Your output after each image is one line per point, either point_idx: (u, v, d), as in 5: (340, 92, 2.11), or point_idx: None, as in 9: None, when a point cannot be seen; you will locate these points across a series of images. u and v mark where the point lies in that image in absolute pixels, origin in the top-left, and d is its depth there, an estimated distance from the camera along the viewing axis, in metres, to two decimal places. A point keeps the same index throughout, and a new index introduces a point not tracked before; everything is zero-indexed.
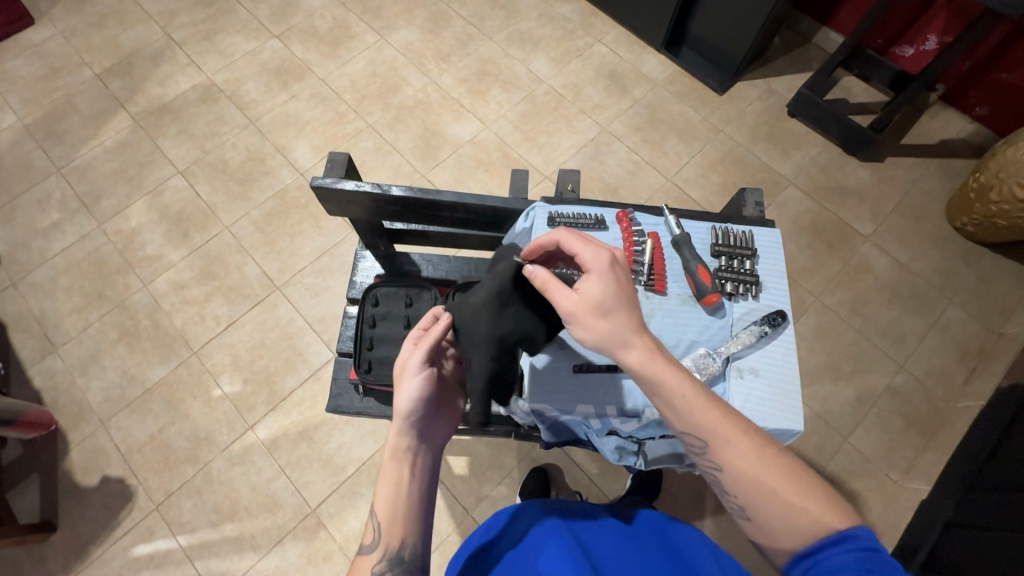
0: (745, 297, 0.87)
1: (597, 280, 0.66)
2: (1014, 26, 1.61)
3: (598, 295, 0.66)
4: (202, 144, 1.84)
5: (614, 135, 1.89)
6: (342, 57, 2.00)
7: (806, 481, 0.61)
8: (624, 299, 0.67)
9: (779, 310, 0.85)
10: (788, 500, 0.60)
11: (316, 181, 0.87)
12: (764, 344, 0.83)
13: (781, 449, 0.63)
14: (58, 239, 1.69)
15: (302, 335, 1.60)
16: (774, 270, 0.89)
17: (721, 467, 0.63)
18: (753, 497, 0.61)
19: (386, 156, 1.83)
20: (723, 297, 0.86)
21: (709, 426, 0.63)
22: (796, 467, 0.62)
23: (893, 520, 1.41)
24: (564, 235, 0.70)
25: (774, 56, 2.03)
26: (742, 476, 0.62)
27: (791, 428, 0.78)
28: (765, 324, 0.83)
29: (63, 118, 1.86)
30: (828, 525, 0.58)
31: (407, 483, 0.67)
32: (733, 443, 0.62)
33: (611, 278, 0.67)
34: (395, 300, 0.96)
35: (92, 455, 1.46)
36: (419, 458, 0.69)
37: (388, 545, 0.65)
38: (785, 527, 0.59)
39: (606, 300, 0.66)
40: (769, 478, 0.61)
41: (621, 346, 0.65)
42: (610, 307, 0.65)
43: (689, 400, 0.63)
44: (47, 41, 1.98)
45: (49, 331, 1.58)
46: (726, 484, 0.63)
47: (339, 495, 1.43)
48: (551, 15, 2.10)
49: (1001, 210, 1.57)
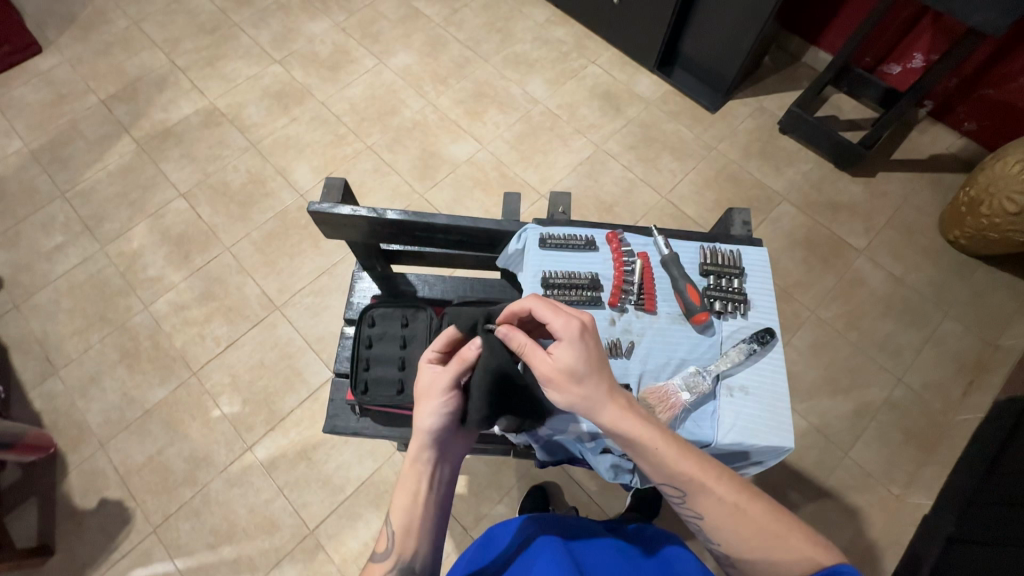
0: (734, 315, 0.88)
1: (567, 348, 0.65)
2: (998, 43, 1.64)
3: (569, 366, 0.65)
4: (204, 167, 1.87)
5: (609, 153, 1.92)
6: (341, 81, 2.04)
7: (787, 524, 0.63)
8: (597, 363, 0.66)
9: (768, 328, 0.85)
10: (769, 537, 0.62)
11: (314, 206, 0.89)
12: (754, 362, 0.84)
13: (757, 492, 0.66)
14: (61, 262, 1.71)
15: (301, 354, 1.61)
16: (762, 288, 0.91)
17: (701, 516, 0.65)
18: (733, 542, 0.64)
19: (385, 177, 1.86)
20: (712, 315, 0.87)
21: (686, 477, 0.65)
22: (770, 505, 0.65)
23: (896, 536, 1.40)
24: (534, 304, 0.68)
25: (764, 75, 2.07)
26: (721, 523, 0.64)
27: (781, 445, 0.78)
28: (754, 342, 0.83)
29: (68, 143, 1.89)
30: (811, 559, 0.60)
31: (421, 496, 0.69)
32: (710, 492, 0.65)
33: (582, 346, 0.65)
34: (391, 321, 0.96)
35: (91, 477, 1.45)
36: (439, 475, 0.71)
37: (399, 554, 0.67)
38: (770, 568, 0.61)
39: (577, 368, 0.65)
40: (745, 525, 0.63)
41: (596, 409, 0.65)
42: (583, 374, 0.65)
43: (665, 453, 0.65)
44: (54, 69, 2.03)
45: (50, 353, 1.59)
46: (707, 531, 0.66)
47: (338, 516, 1.42)
48: (545, 38, 2.15)
49: (993, 223, 1.59)
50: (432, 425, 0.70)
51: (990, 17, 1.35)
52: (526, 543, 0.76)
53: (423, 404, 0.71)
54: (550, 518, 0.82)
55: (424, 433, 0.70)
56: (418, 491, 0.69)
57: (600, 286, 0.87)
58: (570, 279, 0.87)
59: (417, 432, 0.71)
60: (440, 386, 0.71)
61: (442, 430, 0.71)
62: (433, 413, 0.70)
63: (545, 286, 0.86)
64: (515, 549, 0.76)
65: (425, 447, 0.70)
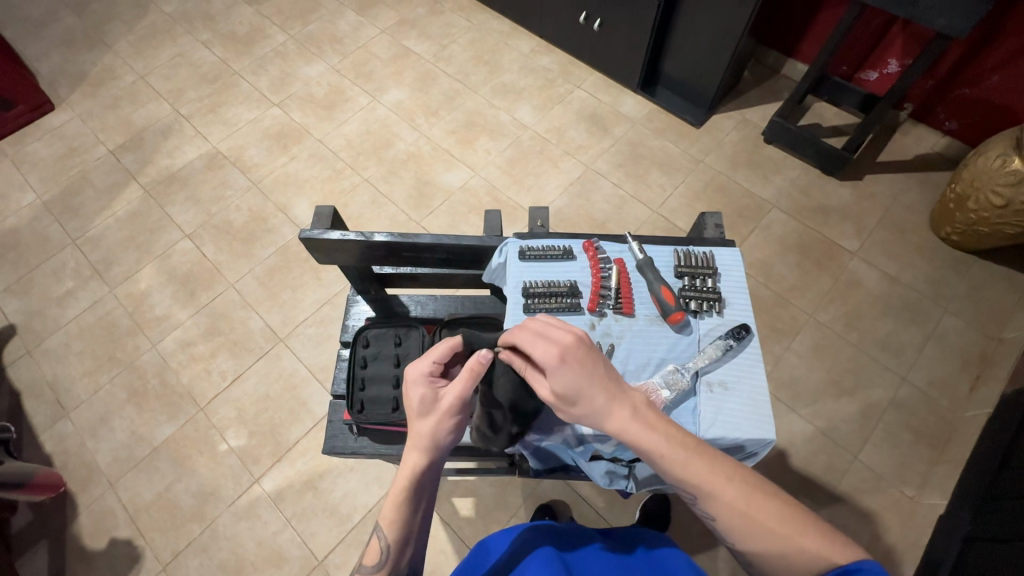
0: (710, 313, 0.90)
1: (557, 375, 0.66)
2: (968, 44, 1.69)
3: (561, 390, 0.67)
4: (208, 208, 1.94)
5: (598, 172, 1.97)
6: (337, 119, 2.13)
7: (801, 524, 0.63)
8: (586, 381, 0.67)
9: (743, 324, 0.88)
10: (779, 538, 0.63)
11: (305, 233, 0.93)
12: (731, 358, 0.85)
13: (769, 491, 0.66)
14: (71, 306, 1.77)
15: (305, 385, 1.63)
16: (736, 287, 0.93)
17: (715, 517, 0.66)
18: (750, 540, 0.64)
19: (383, 208, 1.92)
20: (688, 315, 0.89)
21: (696, 480, 0.65)
22: (785, 505, 0.65)
23: (913, 539, 1.37)
24: (517, 332, 0.70)
25: (745, 88, 2.13)
26: (736, 523, 0.65)
27: (762, 437, 0.79)
28: (730, 338, 0.85)
29: (78, 193, 1.97)
30: (826, 559, 0.60)
31: (420, 508, 0.70)
32: (723, 494, 0.65)
33: (566, 372, 0.66)
34: (384, 341, 1.01)
35: (101, 517, 1.47)
36: (433, 489, 0.72)
37: (395, 565, 0.69)
38: (785, 569, 0.62)
39: (569, 392, 0.66)
40: (759, 521, 0.64)
41: (601, 420, 0.67)
42: (579, 396, 0.66)
43: (673, 458, 0.66)
44: (66, 124, 2.13)
45: (61, 396, 1.63)
46: (723, 531, 0.66)
47: (346, 545, 1.42)
48: (531, 67, 2.24)
49: (981, 217, 1.60)
50: (441, 442, 0.71)
51: (953, 20, 1.40)
52: (519, 550, 0.79)
53: (432, 422, 0.70)
54: (545, 525, 0.84)
55: (427, 451, 0.70)
56: (418, 503, 0.71)
57: (579, 293, 0.90)
58: (549, 287, 0.89)
59: (423, 446, 0.70)
60: (449, 407, 0.70)
61: (448, 445, 0.72)
62: (443, 430, 0.70)
63: (526, 295, 0.89)
64: (508, 556, 0.79)
65: (430, 462, 0.70)
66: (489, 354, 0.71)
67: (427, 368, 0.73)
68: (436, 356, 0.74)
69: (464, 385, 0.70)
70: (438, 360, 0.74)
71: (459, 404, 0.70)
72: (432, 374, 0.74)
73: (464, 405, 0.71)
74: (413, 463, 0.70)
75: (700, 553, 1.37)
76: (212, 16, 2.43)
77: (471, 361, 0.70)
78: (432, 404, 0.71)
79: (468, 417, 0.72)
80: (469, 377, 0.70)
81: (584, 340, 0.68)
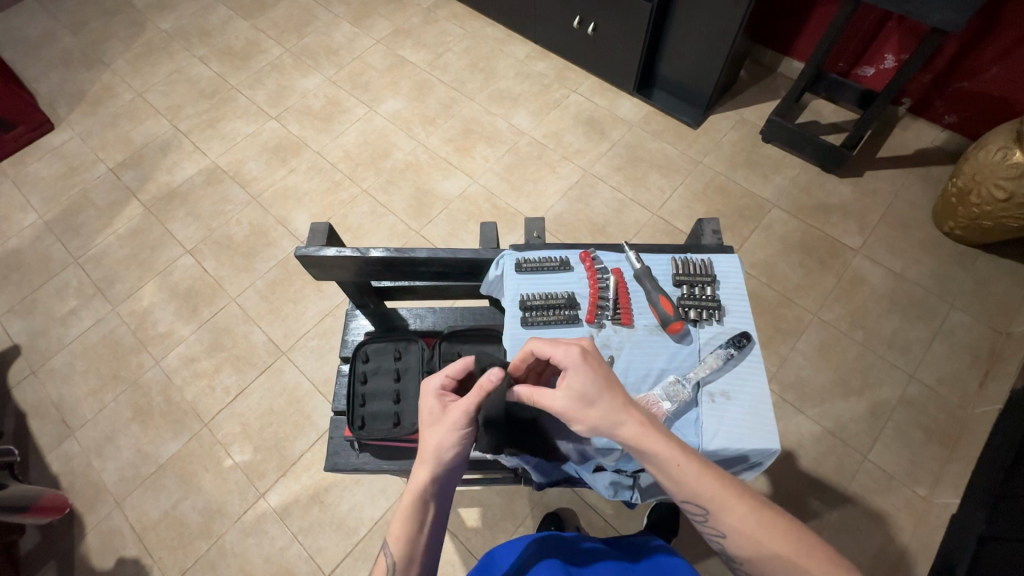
0: (709, 322, 0.89)
1: (576, 373, 0.68)
2: (966, 36, 1.67)
3: (579, 388, 0.68)
4: (208, 223, 1.95)
5: (597, 176, 1.97)
6: (334, 130, 2.13)
7: (811, 547, 0.63)
8: (605, 380, 0.69)
9: (744, 332, 0.87)
10: (791, 561, 0.63)
11: (301, 251, 0.94)
12: (732, 367, 0.85)
13: (778, 510, 0.66)
14: (75, 325, 1.77)
15: (309, 398, 1.63)
16: (735, 294, 0.93)
17: (725, 534, 0.66)
18: (758, 559, 0.64)
19: (382, 218, 1.92)
20: (688, 324, 0.89)
21: (708, 493, 0.65)
22: (795, 527, 0.65)
23: (928, 539, 1.35)
24: (536, 344, 0.72)
25: (742, 88, 2.13)
26: (746, 541, 0.65)
27: (766, 447, 0.78)
28: (730, 347, 0.85)
29: (80, 212, 1.98)
30: None
31: (427, 523, 0.69)
32: (733, 509, 0.65)
33: (587, 370, 0.68)
34: (384, 355, 1.02)
35: (107, 537, 1.47)
36: (444, 505, 0.71)
37: None
38: None
39: (588, 391, 0.67)
40: (769, 542, 0.64)
41: (615, 427, 0.67)
42: (596, 397, 0.67)
43: (687, 468, 0.66)
44: (66, 143, 2.14)
45: (67, 415, 1.63)
46: (731, 550, 0.66)
47: (353, 559, 1.41)
48: (527, 72, 2.24)
49: (984, 211, 1.59)
50: (445, 455, 0.70)
51: (947, 15, 1.39)
52: (526, 563, 0.81)
53: (438, 433, 0.70)
54: (552, 535, 0.86)
55: (432, 465, 0.70)
56: (423, 520, 0.69)
57: (577, 304, 0.90)
58: (547, 300, 0.89)
59: (428, 460, 0.70)
60: (454, 418, 0.70)
61: (454, 460, 0.71)
62: (447, 442, 0.70)
63: (523, 309, 0.88)
64: (516, 567, 0.81)
65: (435, 477, 0.69)
66: (498, 371, 0.70)
67: (440, 382, 0.77)
68: (450, 371, 0.78)
69: (470, 400, 0.70)
70: (451, 376, 0.77)
71: (465, 416, 0.71)
72: (444, 388, 0.77)
73: (469, 418, 0.71)
74: (418, 477, 0.70)
75: (710, 559, 1.36)
76: (209, 33, 2.45)
77: (482, 379, 0.70)
78: (440, 417, 0.73)
79: (472, 433, 0.71)
80: (477, 394, 0.70)
81: (598, 351, 0.72)
